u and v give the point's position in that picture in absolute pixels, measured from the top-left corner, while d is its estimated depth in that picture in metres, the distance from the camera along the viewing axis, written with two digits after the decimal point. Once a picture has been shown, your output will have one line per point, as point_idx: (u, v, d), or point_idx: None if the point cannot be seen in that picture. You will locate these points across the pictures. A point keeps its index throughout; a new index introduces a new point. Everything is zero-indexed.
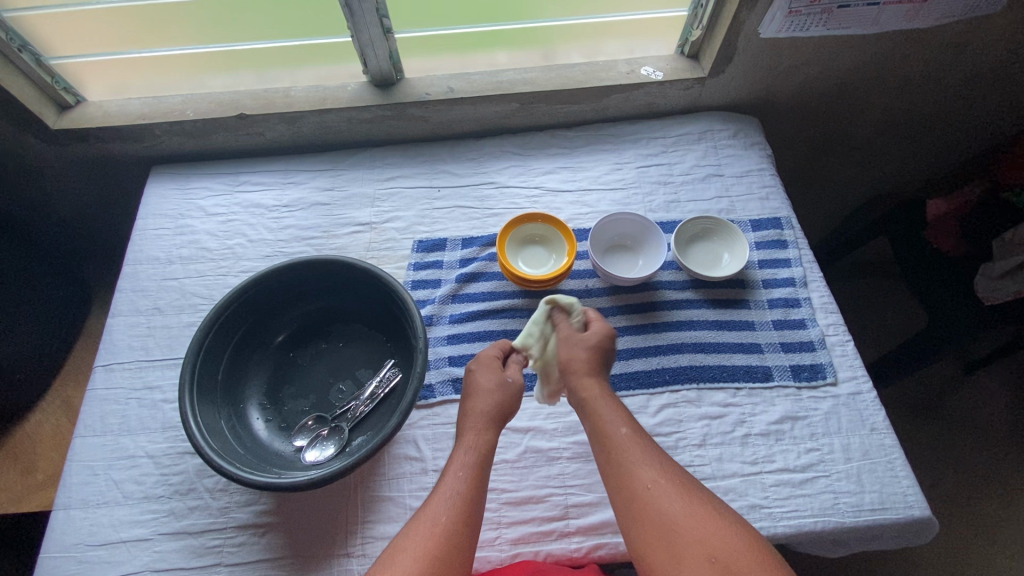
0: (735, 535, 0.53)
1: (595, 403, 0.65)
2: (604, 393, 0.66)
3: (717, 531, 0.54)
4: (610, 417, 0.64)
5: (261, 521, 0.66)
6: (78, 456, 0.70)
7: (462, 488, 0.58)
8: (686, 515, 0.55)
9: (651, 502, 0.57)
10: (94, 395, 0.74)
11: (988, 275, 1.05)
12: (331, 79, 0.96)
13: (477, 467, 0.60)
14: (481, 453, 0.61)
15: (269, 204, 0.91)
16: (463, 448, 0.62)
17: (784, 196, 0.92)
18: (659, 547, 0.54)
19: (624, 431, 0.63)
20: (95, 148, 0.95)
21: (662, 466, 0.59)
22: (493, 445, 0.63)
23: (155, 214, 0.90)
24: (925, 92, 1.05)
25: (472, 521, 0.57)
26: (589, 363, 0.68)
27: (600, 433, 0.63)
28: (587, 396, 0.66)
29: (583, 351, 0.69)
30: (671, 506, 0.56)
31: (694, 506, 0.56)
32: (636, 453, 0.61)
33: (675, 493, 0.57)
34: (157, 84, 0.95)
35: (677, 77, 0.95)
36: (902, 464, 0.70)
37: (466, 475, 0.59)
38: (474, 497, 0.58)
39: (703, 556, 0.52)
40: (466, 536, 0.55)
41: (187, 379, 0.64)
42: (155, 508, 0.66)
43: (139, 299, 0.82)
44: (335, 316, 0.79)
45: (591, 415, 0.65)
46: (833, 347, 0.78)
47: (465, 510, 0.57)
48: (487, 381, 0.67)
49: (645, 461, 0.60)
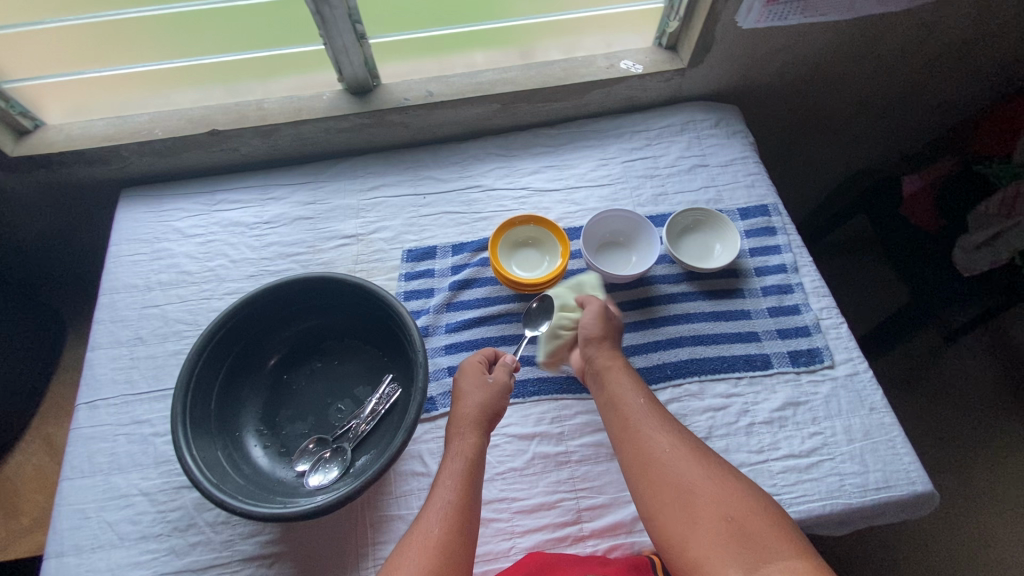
0: (748, 498, 0.55)
1: (613, 375, 0.67)
2: (621, 364, 0.68)
3: (732, 493, 0.55)
4: (627, 389, 0.66)
5: (267, 551, 0.64)
6: (67, 500, 0.66)
7: (453, 497, 0.58)
8: (703, 480, 0.57)
9: (668, 467, 0.58)
10: (79, 434, 0.71)
11: (964, 248, 1.08)
12: (306, 89, 0.93)
13: (466, 473, 0.60)
14: (468, 459, 0.60)
15: (249, 221, 0.88)
16: (450, 456, 0.61)
17: (769, 183, 0.93)
18: (675, 509, 0.56)
19: (642, 401, 0.64)
20: (59, 174, 0.90)
21: (678, 436, 0.61)
22: (482, 447, 0.62)
23: (129, 239, 0.86)
24: (898, 71, 1.06)
25: (467, 529, 0.56)
26: (611, 337, 0.71)
27: (617, 402, 0.65)
28: (604, 367, 0.68)
29: (606, 326, 0.71)
30: (689, 470, 0.57)
31: (710, 472, 0.58)
32: (654, 421, 0.62)
33: (689, 460, 0.59)
34: (120, 103, 0.91)
35: (656, 69, 0.94)
36: (903, 441, 0.71)
37: (455, 483, 0.59)
38: (468, 506, 0.58)
39: (719, 515, 0.54)
40: (462, 544, 0.55)
41: (178, 412, 0.61)
42: (154, 548, 0.64)
43: (119, 330, 0.79)
44: (328, 334, 0.77)
45: (607, 386, 0.66)
46: (828, 330, 0.79)
47: (458, 519, 0.56)
48: (470, 384, 0.66)
49: (663, 429, 0.62)
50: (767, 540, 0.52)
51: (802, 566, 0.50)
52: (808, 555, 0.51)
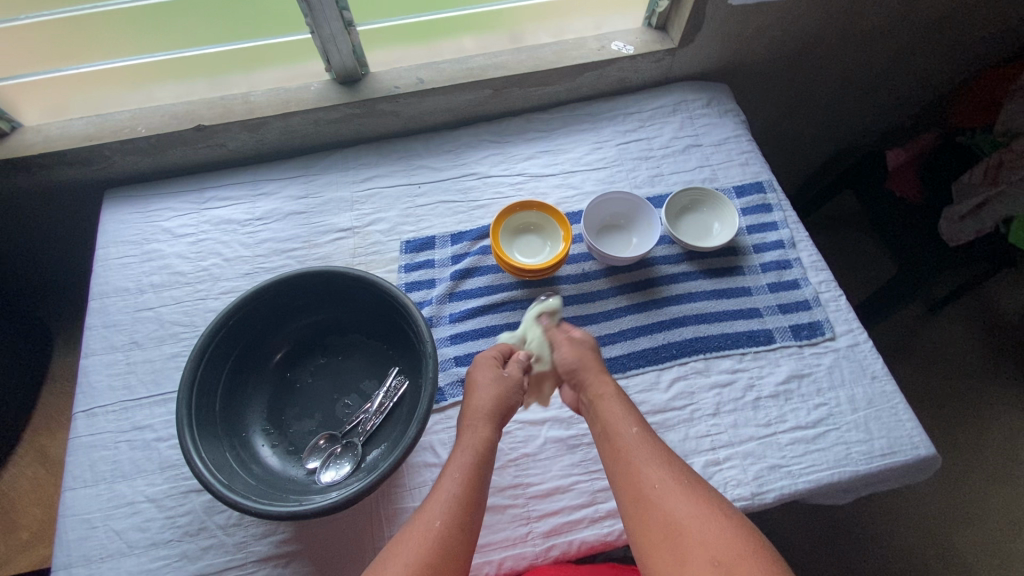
0: (740, 539, 0.50)
1: (606, 401, 0.64)
2: (614, 392, 0.65)
3: (722, 533, 0.50)
4: (619, 418, 0.62)
5: (282, 551, 0.63)
6: (70, 510, 0.65)
7: (458, 490, 0.56)
8: (692, 518, 0.52)
9: (658, 504, 0.54)
10: (78, 443, 0.69)
11: (950, 219, 1.08)
12: (292, 81, 0.91)
13: (475, 466, 0.58)
14: (477, 452, 0.59)
15: (241, 218, 0.86)
16: (457, 449, 0.60)
17: (763, 160, 0.94)
18: (663, 549, 0.52)
19: (634, 431, 0.61)
20: (39, 178, 0.87)
21: (670, 469, 0.57)
22: (490, 441, 0.61)
23: (116, 241, 0.84)
24: (884, 43, 1.07)
25: (472, 524, 0.55)
26: (597, 363, 0.69)
27: (610, 432, 0.62)
28: (597, 395, 0.65)
29: (587, 353, 0.69)
30: (678, 506, 0.53)
31: (703, 507, 0.53)
32: (645, 452, 0.59)
33: (680, 493, 0.54)
34: (98, 99, 0.87)
35: (648, 50, 0.94)
36: (904, 407, 0.72)
37: (462, 476, 0.57)
38: (474, 499, 0.56)
39: (706, 559, 0.49)
40: (466, 538, 0.53)
41: (184, 414, 0.60)
42: (165, 554, 0.63)
43: (112, 335, 0.76)
44: (329, 329, 0.76)
45: (601, 413, 0.64)
46: (827, 303, 0.80)
47: (461, 514, 0.54)
48: (485, 376, 0.66)
49: (654, 460, 0.58)
50: None
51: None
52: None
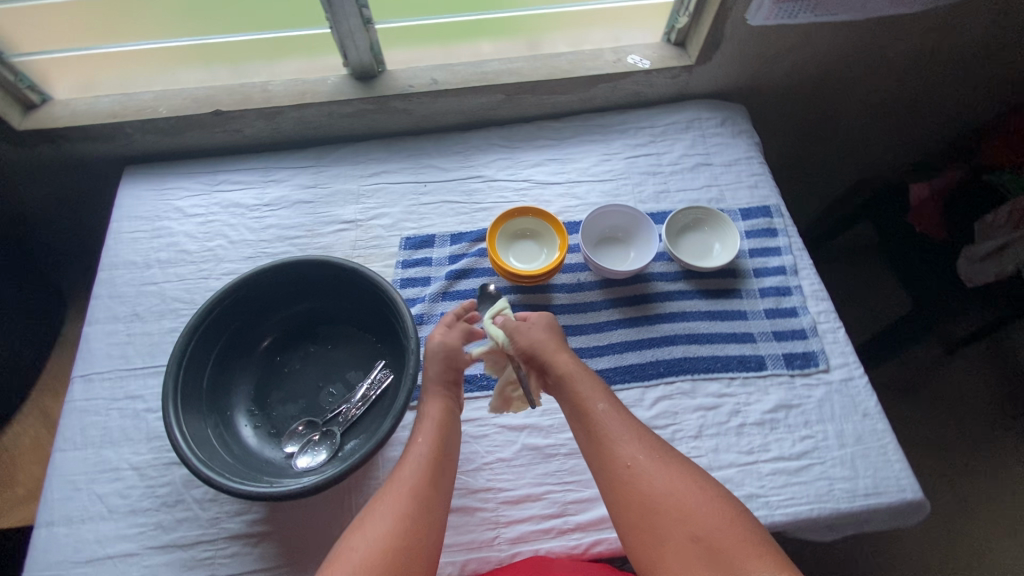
0: (717, 511, 0.54)
1: (572, 380, 0.64)
2: (578, 370, 0.65)
3: (699, 508, 0.54)
4: (586, 395, 0.63)
5: (253, 530, 0.64)
6: (59, 471, 0.67)
7: (426, 452, 0.61)
8: (667, 492, 0.55)
9: (635, 482, 0.56)
10: (73, 407, 0.71)
11: (969, 258, 1.08)
12: (311, 73, 0.93)
13: (438, 430, 0.63)
14: (438, 419, 0.64)
15: (249, 203, 0.88)
16: (418, 421, 0.65)
17: (773, 184, 0.92)
18: (643, 529, 0.54)
19: (602, 406, 0.62)
20: (65, 149, 0.90)
21: (643, 442, 0.59)
22: (441, 411, 0.65)
23: (130, 216, 0.87)
24: (911, 73, 1.05)
25: (442, 480, 0.60)
26: (553, 342, 0.68)
27: (578, 410, 0.62)
28: (561, 375, 0.65)
29: (542, 334, 0.69)
30: (654, 482, 0.56)
31: (678, 480, 0.56)
32: (616, 427, 0.60)
33: (655, 468, 0.57)
34: (126, 79, 0.91)
35: (663, 65, 0.94)
36: (895, 448, 0.70)
37: (427, 439, 0.62)
38: (441, 460, 0.61)
39: (687, 536, 0.53)
40: (436, 494, 0.58)
41: (170, 387, 0.62)
42: (141, 522, 0.64)
43: (116, 306, 0.79)
44: (322, 318, 0.77)
45: (569, 393, 0.64)
46: (824, 334, 0.79)
47: (430, 472, 0.59)
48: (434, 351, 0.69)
49: (625, 436, 0.59)
50: (734, 556, 0.51)
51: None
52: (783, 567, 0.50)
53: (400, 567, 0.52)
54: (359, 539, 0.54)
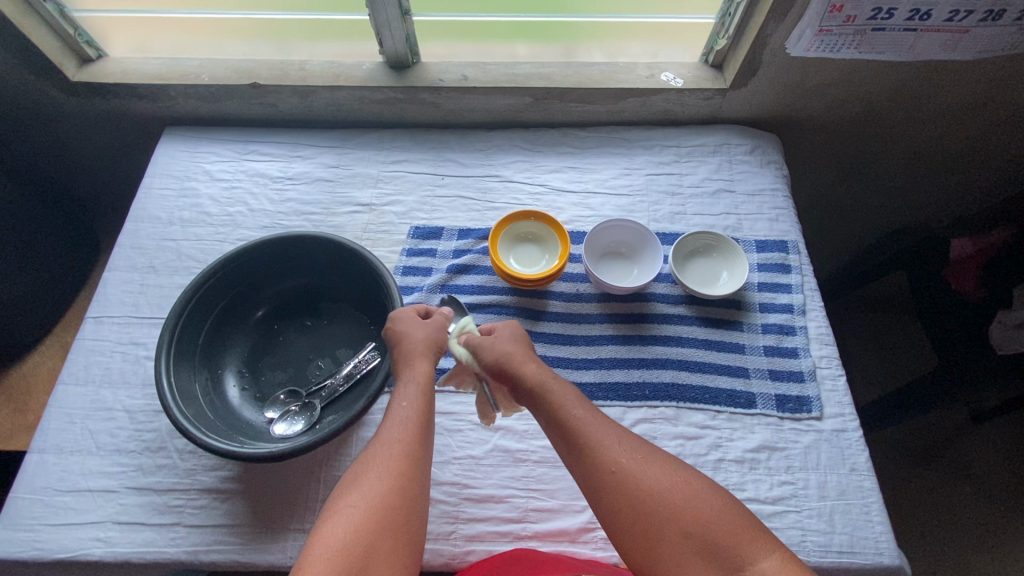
0: (707, 503, 0.52)
1: (546, 387, 0.61)
2: (550, 376, 0.62)
3: (689, 501, 0.52)
4: (562, 402, 0.60)
5: (224, 486, 0.67)
6: (59, 402, 0.71)
7: (412, 413, 0.59)
8: (658, 488, 0.53)
9: (624, 483, 0.54)
10: (82, 345, 0.76)
11: (1003, 324, 1.01)
12: (348, 57, 0.96)
13: (423, 393, 0.61)
14: (423, 383, 0.62)
15: (273, 174, 0.92)
16: (402, 382, 0.62)
17: (795, 219, 0.89)
18: (637, 533, 0.52)
19: (579, 412, 0.59)
20: (112, 104, 0.96)
21: (625, 441, 0.57)
22: (431, 373, 0.63)
23: (162, 173, 0.91)
24: (963, 123, 0.99)
25: (427, 440, 0.59)
26: (521, 352, 0.65)
27: (555, 420, 0.59)
28: (533, 385, 0.61)
29: (509, 344, 0.66)
30: (643, 480, 0.53)
31: (665, 475, 0.54)
32: (597, 432, 0.57)
33: (642, 466, 0.55)
34: (177, 44, 0.96)
35: (697, 86, 0.92)
36: (879, 509, 0.67)
37: (413, 401, 0.60)
38: (427, 422, 0.60)
39: (681, 533, 0.50)
40: (424, 454, 0.57)
41: (166, 340, 0.65)
42: (125, 462, 0.68)
43: (136, 256, 0.83)
44: (322, 294, 0.79)
45: (544, 402, 0.60)
46: (823, 380, 0.76)
47: (417, 433, 0.58)
48: (410, 326, 0.66)
49: (605, 440, 0.57)
50: (730, 546, 0.49)
51: (774, 564, 0.48)
52: (777, 546, 0.50)
53: (398, 527, 0.51)
54: (357, 496, 0.52)
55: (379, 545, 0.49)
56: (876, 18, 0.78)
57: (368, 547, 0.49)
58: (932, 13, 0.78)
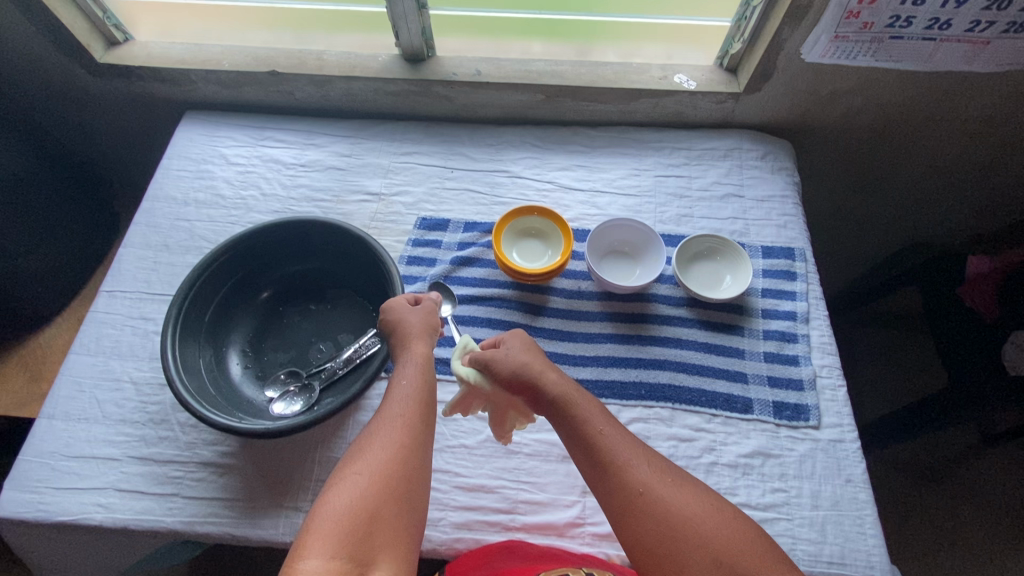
0: (734, 530, 0.51)
1: (570, 401, 0.60)
2: (573, 389, 0.61)
3: (718, 528, 0.51)
4: (587, 417, 0.58)
5: (222, 461, 0.68)
6: (70, 371, 0.74)
7: (413, 388, 0.60)
8: (685, 513, 0.52)
9: (651, 506, 0.53)
10: (94, 317, 0.78)
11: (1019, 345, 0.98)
12: (366, 48, 0.97)
13: (423, 371, 0.62)
14: (422, 361, 0.63)
15: (287, 161, 0.94)
16: (401, 363, 0.63)
17: (804, 227, 0.89)
18: (661, 557, 0.51)
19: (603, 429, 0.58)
20: (136, 86, 0.99)
21: (651, 462, 0.56)
22: (429, 354, 0.64)
23: (180, 155, 0.94)
24: (985, 137, 0.97)
25: (428, 417, 0.60)
26: (539, 362, 0.63)
27: (580, 437, 0.58)
28: (556, 397, 0.60)
29: (525, 355, 0.64)
30: (671, 503, 0.53)
31: (693, 500, 0.53)
32: (623, 451, 0.56)
33: (669, 488, 0.54)
34: (202, 32, 0.99)
35: (710, 89, 0.92)
36: (873, 521, 0.66)
37: (414, 377, 0.61)
38: (428, 400, 0.60)
39: (707, 560, 0.50)
40: (425, 428, 0.58)
41: (173, 314, 0.66)
42: (128, 432, 0.70)
43: (151, 234, 0.86)
44: (328, 279, 0.81)
45: (569, 416, 0.59)
46: (823, 390, 0.75)
47: (419, 407, 0.59)
48: (405, 315, 0.66)
49: (632, 460, 0.56)
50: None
51: None
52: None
53: (401, 495, 0.52)
54: (362, 464, 0.53)
55: (383, 510, 0.50)
56: (894, 26, 0.78)
57: (373, 510, 0.50)
58: (952, 22, 0.77)
